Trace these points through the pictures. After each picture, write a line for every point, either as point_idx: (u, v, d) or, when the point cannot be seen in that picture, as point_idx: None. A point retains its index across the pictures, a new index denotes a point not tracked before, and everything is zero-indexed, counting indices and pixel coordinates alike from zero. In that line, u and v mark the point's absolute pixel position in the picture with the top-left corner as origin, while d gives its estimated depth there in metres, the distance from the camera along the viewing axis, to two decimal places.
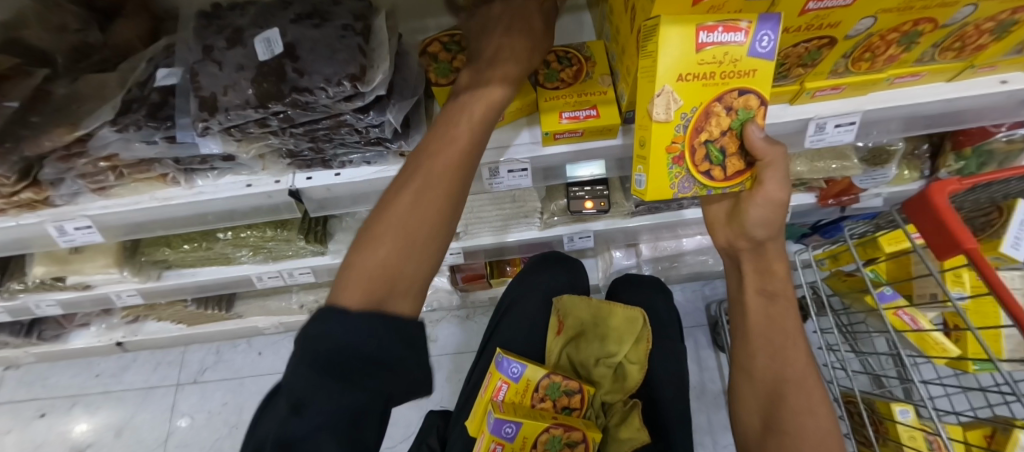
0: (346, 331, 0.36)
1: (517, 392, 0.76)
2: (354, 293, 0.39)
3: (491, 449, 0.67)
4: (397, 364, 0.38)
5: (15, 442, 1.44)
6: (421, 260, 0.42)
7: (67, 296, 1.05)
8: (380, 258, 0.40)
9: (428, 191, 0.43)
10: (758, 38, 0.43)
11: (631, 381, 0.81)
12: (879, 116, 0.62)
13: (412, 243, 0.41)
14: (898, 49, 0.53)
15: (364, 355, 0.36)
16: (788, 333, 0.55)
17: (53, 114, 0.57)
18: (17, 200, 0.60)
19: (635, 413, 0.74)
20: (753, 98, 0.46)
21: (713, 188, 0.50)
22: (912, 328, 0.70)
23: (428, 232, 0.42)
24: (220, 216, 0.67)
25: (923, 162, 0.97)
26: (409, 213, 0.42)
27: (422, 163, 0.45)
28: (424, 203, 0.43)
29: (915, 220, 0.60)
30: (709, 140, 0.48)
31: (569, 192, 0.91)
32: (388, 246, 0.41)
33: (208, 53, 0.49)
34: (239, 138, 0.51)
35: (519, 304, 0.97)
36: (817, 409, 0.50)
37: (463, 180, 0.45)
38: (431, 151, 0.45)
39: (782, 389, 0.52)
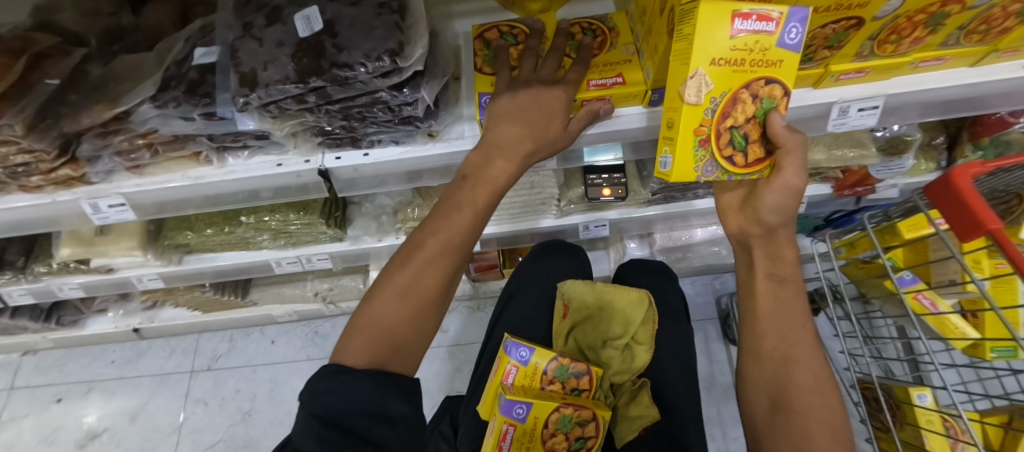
0: (344, 391, 0.40)
1: (526, 376, 0.76)
2: (358, 353, 0.45)
3: (504, 432, 0.66)
4: (391, 420, 0.40)
5: (33, 426, 1.47)
6: (424, 319, 0.49)
7: (88, 280, 1.07)
8: (386, 323, 0.48)
9: (431, 263, 0.50)
10: (787, 29, 0.44)
11: (638, 362, 0.83)
12: (902, 101, 0.63)
13: (415, 309, 0.49)
14: (925, 32, 0.53)
15: (360, 412, 0.39)
16: (797, 319, 0.53)
17: (90, 92, 0.58)
18: (55, 176, 0.62)
19: (644, 391, 0.77)
20: (779, 87, 0.47)
21: (734, 174, 0.51)
22: (932, 312, 0.71)
23: (428, 304, 0.50)
24: (249, 196, 0.68)
25: (940, 153, 0.97)
26: (414, 286, 0.49)
27: (427, 239, 0.51)
28: (428, 274, 0.50)
29: (939, 205, 0.60)
30: (735, 126, 0.49)
31: (587, 179, 0.91)
32: (394, 311, 0.48)
33: (248, 30, 0.51)
34: (275, 115, 0.53)
35: (528, 289, 0.98)
36: (824, 393, 0.48)
37: (464, 248, 0.53)
38: (436, 223, 0.52)
39: (789, 371, 0.50)
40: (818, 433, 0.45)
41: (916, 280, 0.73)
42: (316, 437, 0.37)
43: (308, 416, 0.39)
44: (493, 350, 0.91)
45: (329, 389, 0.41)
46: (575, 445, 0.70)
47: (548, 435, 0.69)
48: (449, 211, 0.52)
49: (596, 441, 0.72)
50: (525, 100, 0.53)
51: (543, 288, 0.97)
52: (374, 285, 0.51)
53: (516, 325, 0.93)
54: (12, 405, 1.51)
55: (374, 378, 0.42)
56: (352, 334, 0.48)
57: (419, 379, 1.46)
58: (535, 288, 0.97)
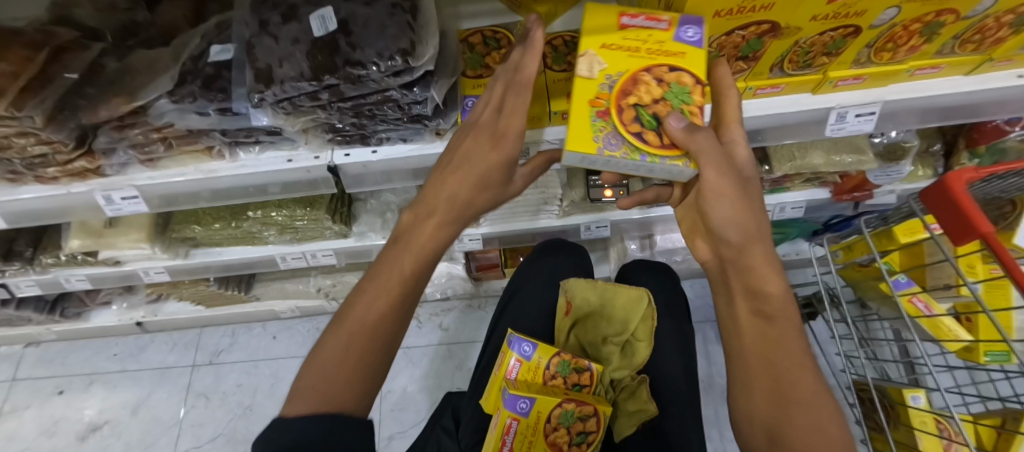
0: (300, 419, 0.36)
1: (529, 371, 0.77)
2: (308, 407, 0.35)
3: (507, 426, 0.68)
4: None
5: (34, 417, 1.48)
6: (388, 361, 0.40)
7: (95, 271, 1.08)
8: (345, 364, 0.38)
9: (400, 288, 0.41)
10: (684, 27, 0.48)
11: (638, 358, 0.84)
12: (899, 107, 0.64)
13: (378, 348, 0.39)
14: (920, 40, 0.55)
15: (316, 435, 0.36)
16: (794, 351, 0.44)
17: (106, 86, 0.60)
18: (71, 168, 0.64)
19: (643, 387, 0.79)
20: (685, 74, 0.48)
21: (645, 152, 0.45)
22: (926, 314, 0.71)
23: (386, 340, 0.40)
24: (258, 191, 0.69)
25: (937, 160, 0.99)
26: (387, 316, 0.40)
27: (393, 262, 0.42)
28: (396, 303, 0.40)
29: (933, 208, 0.62)
30: (640, 105, 0.47)
31: (589, 180, 0.93)
32: (355, 353, 0.38)
33: (264, 27, 0.52)
34: (289, 111, 0.54)
35: (529, 285, 0.99)
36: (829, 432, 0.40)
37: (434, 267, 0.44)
38: (406, 244, 0.43)
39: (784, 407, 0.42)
40: None
41: (910, 283, 0.74)
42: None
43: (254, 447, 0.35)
44: (496, 344, 0.92)
45: (283, 416, 0.37)
46: (577, 439, 0.71)
47: (549, 428, 0.70)
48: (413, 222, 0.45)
49: (598, 435, 0.72)
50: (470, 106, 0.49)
51: (543, 284, 0.98)
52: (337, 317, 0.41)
53: (517, 320, 0.94)
54: (13, 397, 1.52)
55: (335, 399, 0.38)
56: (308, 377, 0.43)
57: (419, 376, 1.47)
58: (535, 285, 0.98)
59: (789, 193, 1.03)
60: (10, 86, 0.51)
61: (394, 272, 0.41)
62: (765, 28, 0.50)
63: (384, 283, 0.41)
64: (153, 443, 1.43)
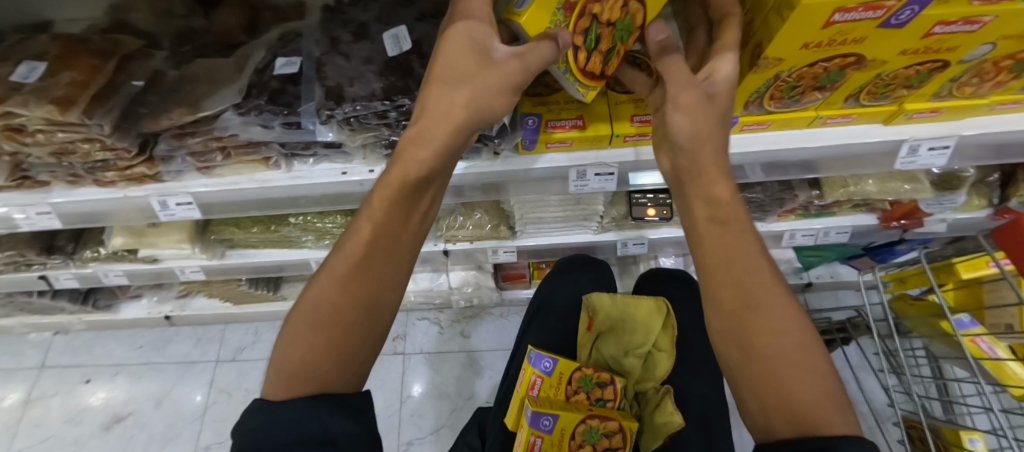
0: (278, 425, 0.36)
1: (552, 386, 0.76)
2: (274, 390, 0.38)
3: (532, 444, 0.65)
4: (334, 442, 0.37)
5: (61, 405, 1.50)
6: (343, 348, 0.38)
7: (132, 268, 1.09)
8: (293, 354, 0.37)
9: (346, 273, 0.39)
10: None
11: (660, 369, 0.80)
12: (974, 142, 0.62)
13: (327, 336, 0.38)
14: (1008, 77, 0.53)
15: (298, 443, 0.35)
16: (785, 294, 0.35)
17: (169, 94, 0.60)
18: (129, 173, 0.64)
19: (667, 398, 0.74)
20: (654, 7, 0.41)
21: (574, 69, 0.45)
22: (990, 356, 0.68)
23: (346, 335, 0.38)
24: (307, 202, 0.69)
25: (993, 190, 0.96)
26: (331, 301, 0.38)
27: (343, 249, 0.40)
28: (340, 289, 0.38)
29: (1010, 249, 0.59)
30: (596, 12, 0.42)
31: (631, 199, 0.91)
32: (302, 342, 0.38)
33: (335, 44, 0.55)
34: (354, 127, 0.53)
35: (553, 301, 0.97)
36: (828, 395, 0.31)
37: (396, 253, 0.41)
38: (356, 229, 0.40)
39: (780, 365, 0.33)
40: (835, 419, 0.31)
41: (974, 322, 0.72)
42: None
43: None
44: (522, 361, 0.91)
45: (258, 425, 0.36)
46: None
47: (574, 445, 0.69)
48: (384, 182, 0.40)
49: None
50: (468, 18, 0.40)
51: (568, 300, 0.96)
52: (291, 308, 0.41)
53: (542, 337, 0.93)
54: (41, 384, 1.54)
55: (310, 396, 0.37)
56: (272, 362, 0.39)
57: (440, 383, 1.47)
58: (560, 300, 0.97)
59: (835, 217, 1.00)
60: (82, 95, 0.52)
61: (339, 257, 0.40)
62: (850, 60, 0.49)
63: (329, 272, 0.39)
64: (175, 436, 1.45)
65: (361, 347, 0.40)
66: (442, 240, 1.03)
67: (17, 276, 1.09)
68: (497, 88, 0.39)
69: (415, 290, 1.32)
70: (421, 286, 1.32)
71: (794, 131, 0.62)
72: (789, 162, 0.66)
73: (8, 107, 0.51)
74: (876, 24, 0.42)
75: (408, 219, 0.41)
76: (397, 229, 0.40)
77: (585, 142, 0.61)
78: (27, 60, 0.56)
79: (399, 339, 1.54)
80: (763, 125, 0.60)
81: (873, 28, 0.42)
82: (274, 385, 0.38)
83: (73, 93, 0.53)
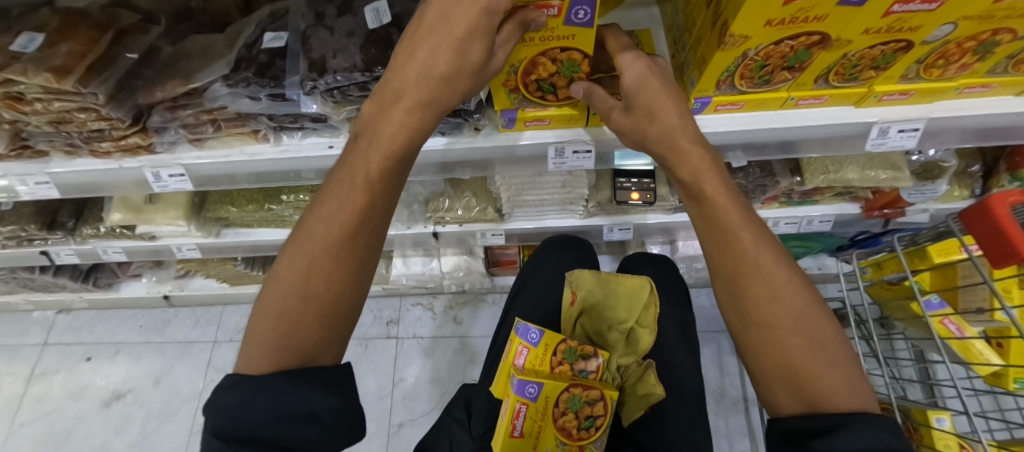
0: (258, 400, 0.38)
1: (538, 356, 0.76)
2: (256, 364, 0.40)
3: (517, 410, 0.66)
4: (316, 417, 0.40)
5: (63, 381, 1.54)
6: (326, 321, 0.41)
7: (130, 245, 1.12)
8: (274, 329, 0.40)
9: (325, 252, 0.41)
10: (573, 12, 0.42)
11: (643, 344, 0.82)
12: (944, 125, 0.63)
13: (309, 313, 0.41)
14: (973, 58, 0.54)
15: (276, 420, 0.38)
16: (790, 283, 0.39)
17: (163, 67, 0.62)
18: (124, 144, 0.66)
19: (650, 371, 0.77)
20: (575, 53, 0.49)
21: (551, 105, 0.60)
22: (957, 336, 0.71)
23: (328, 310, 0.41)
24: (295, 176, 0.71)
25: (975, 181, 0.97)
26: (312, 278, 0.41)
27: (320, 228, 0.41)
28: (318, 267, 0.41)
29: (975, 230, 0.61)
30: (540, 79, 0.54)
31: (616, 182, 0.93)
32: (281, 318, 0.40)
33: (321, 18, 0.57)
34: (337, 99, 0.56)
35: (539, 276, 0.98)
36: (834, 371, 0.37)
37: (371, 232, 0.43)
38: (330, 209, 0.42)
39: (784, 351, 0.38)
40: (838, 389, 0.36)
41: (943, 304, 0.73)
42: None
43: (213, 435, 0.37)
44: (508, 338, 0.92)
45: (237, 403, 0.38)
46: (585, 424, 0.71)
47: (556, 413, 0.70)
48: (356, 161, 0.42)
49: (606, 419, 0.71)
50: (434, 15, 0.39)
51: (555, 275, 0.97)
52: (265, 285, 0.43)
53: (527, 313, 0.93)
54: (44, 361, 1.58)
55: (290, 378, 0.39)
56: (250, 338, 0.41)
57: (431, 366, 1.49)
58: (546, 277, 0.97)
59: (818, 206, 1.02)
60: (78, 65, 0.55)
61: (314, 238, 0.41)
62: (815, 39, 0.50)
63: (307, 252, 0.41)
64: (173, 413, 1.48)
65: (345, 319, 0.43)
66: (431, 222, 1.06)
67: (19, 251, 1.12)
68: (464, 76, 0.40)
69: (408, 274, 1.35)
70: (413, 270, 1.35)
71: (767, 112, 0.64)
72: (764, 143, 0.67)
73: (7, 74, 0.53)
74: (836, 1, 0.43)
75: (382, 201, 0.43)
76: (373, 209, 0.42)
77: (562, 121, 0.63)
78: (26, 31, 0.58)
79: (393, 323, 1.57)
80: (737, 105, 0.62)
81: (833, 6, 0.44)
82: (256, 361, 0.40)
83: (70, 62, 0.55)
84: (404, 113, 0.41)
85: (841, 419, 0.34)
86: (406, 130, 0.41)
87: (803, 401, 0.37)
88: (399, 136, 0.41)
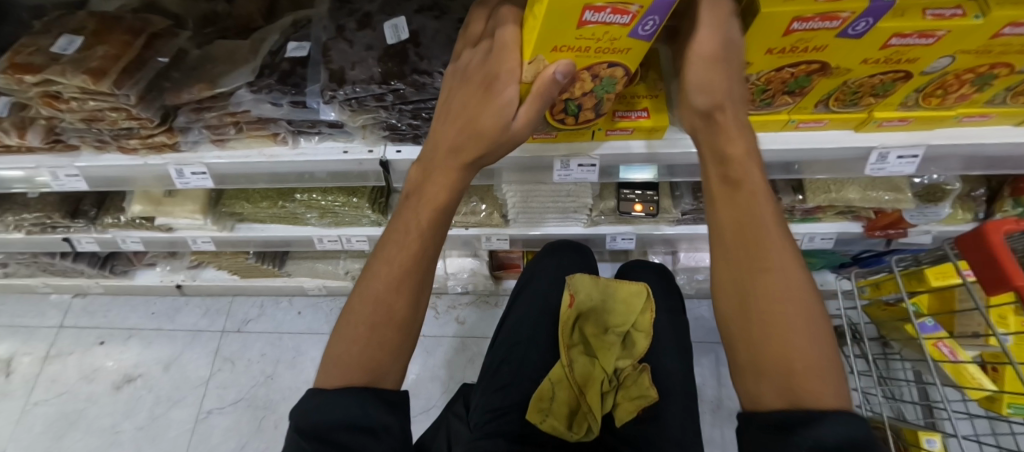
0: (330, 409, 0.36)
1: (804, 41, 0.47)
2: (331, 377, 0.40)
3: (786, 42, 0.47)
4: (376, 432, 0.36)
5: (75, 363, 1.59)
6: (392, 341, 0.41)
7: (147, 235, 1.15)
8: (355, 353, 0.40)
9: (394, 264, 0.43)
10: None
11: (638, 347, 0.88)
12: (942, 152, 0.65)
13: (379, 322, 0.41)
14: (971, 89, 0.56)
15: (342, 425, 0.35)
16: (811, 323, 0.35)
17: (189, 70, 0.66)
18: (151, 142, 0.70)
19: (645, 374, 0.82)
20: None
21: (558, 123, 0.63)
22: (949, 359, 0.73)
23: (394, 329, 0.41)
24: (310, 178, 0.73)
25: (978, 204, 0.98)
26: (395, 285, 0.42)
27: (388, 253, 0.43)
28: (394, 287, 0.42)
29: (970, 256, 0.62)
30: None
31: (620, 193, 0.96)
32: (359, 338, 0.40)
33: (341, 32, 0.61)
34: (354, 109, 0.60)
35: (536, 283, 0.99)
36: (822, 360, 0.34)
37: (433, 249, 0.45)
38: (406, 226, 0.44)
39: (785, 339, 0.34)
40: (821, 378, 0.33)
41: (937, 327, 0.77)
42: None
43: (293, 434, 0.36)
44: (510, 341, 0.91)
45: (318, 404, 0.37)
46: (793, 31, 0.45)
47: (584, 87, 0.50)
48: (435, 143, 0.46)
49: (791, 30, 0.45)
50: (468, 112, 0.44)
51: (553, 280, 0.98)
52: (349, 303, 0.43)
53: (522, 322, 0.93)
54: (59, 342, 1.63)
55: (352, 392, 0.37)
56: (332, 354, 0.41)
57: (432, 365, 1.48)
58: (544, 282, 0.98)
59: (819, 223, 1.03)
60: (112, 67, 0.58)
61: (396, 253, 0.43)
62: (815, 67, 0.52)
63: (387, 265, 0.43)
64: (181, 399, 1.52)
65: (402, 350, 0.42)
66: None
67: (43, 237, 1.16)
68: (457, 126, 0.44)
69: None
70: None
71: (768, 134, 0.66)
72: (769, 164, 0.69)
73: (48, 74, 0.57)
74: (835, 34, 0.45)
75: (440, 219, 0.45)
76: (431, 235, 0.44)
77: (568, 135, 0.66)
78: (66, 33, 0.62)
79: None
80: None
81: (832, 37, 0.46)
82: (334, 376, 0.39)
83: (105, 64, 0.59)
84: (458, 128, 0.44)
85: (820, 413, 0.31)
86: (469, 130, 0.44)
87: (790, 397, 0.33)
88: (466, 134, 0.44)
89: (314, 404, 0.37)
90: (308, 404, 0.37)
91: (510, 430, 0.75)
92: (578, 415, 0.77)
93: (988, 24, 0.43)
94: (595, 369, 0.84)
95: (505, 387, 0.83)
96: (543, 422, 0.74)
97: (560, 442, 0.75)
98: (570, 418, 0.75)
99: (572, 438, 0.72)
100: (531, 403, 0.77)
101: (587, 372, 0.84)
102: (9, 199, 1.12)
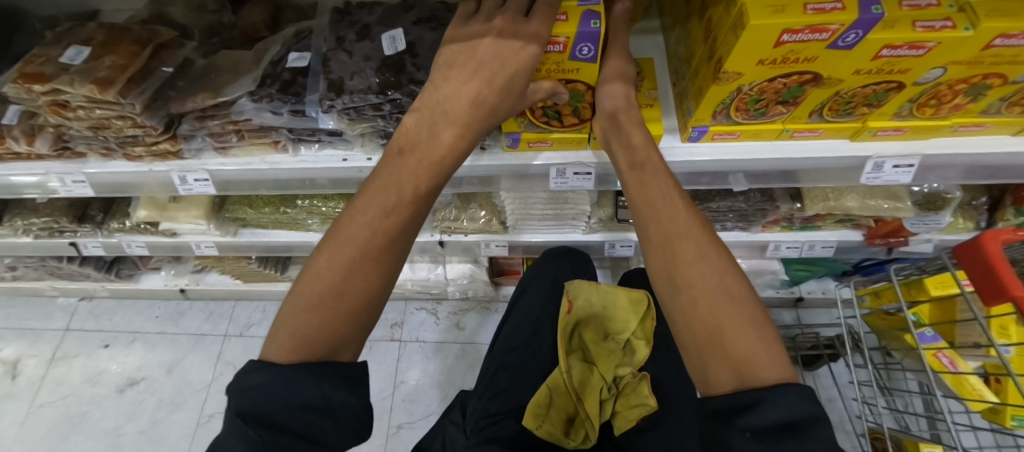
0: (277, 390, 0.37)
1: (810, 52, 0.47)
2: (281, 351, 0.39)
3: (790, 53, 0.47)
4: (331, 411, 0.39)
5: (80, 366, 1.60)
6: (352, 317, 0.41)
7: (152, 240, 1.17)
8: (313, 325, 0.40)
9: (372, 230, 0.42)
10: (578, 48, 0.49)
11: (638, 355, 0.87)
12: (939, 161, 0.65)
13: (343, 293, 0.41)
14: (966, 100, 0.56)
15: (297, 408, 0.36)
16: (732, 292, 0.39)
17: (194, 79, 0.68)
18: (155, 149, 0.71)
19: (646, 383, 0.79)
20: (579, 84, 0.56)
21: (555, 133, 0.65)
22: (951, 370, 0.73)
23: (355, 300, 0.41)
24: (311, 184, 0.74)
25: (980, 213, 0.97)
26: (366, 248, 0.42)
27: (359, 218, 0.42)
28: (365, 255, 0.41)
29: (968, 266, 0.62)
30: (546, 107, 0.59)
31: (620, 201, 0.99)
32: (320, 310, 0.40)
33: (341, 43, 0.63)
34: (352, 117, 0.61)
35: (535, 287, 0.99)
36: (752, 330, 0.37)
37: (418, 216, 0.45)
38: (389, 185, 0.43)
39: (715, 313, 0.38)
40: (752, 343, 0.36)
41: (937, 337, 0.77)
42: (243, 438, 0.34)
43: (235, 414, 0.36)
44: (509, 346, 0.91)
45: (264, 386, 0.37)
46: (797, 46, 0.46)
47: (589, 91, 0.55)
48: (448, 97, 0.46)
49: (795, 45, 0.46)
50: (489, 64, 0.46)
51: (551, 285, 0.98)
52: (307, 265, 0.43)
53: (522, 326, 0.94)
54: (65, 345, 1.65)
55: (312, 372, 0.38)
56: (282, 324, 0.40)
57: (432, 371, 1.49)
58: (543, 286, 0.98)
59: (820, 231, 1.03)
60: (119, 77, 0.60)
61: (368, 217, 0.42)
62: (807, 78, 0.52)
63: (359, 228, 0.42)
64: (183, 402, 1.53)
65: (361, 328, 0.43)
66: (438, 231, 1.09)
67: (51, 241, 1.18)
68: (480, 75, 0.46)
69: (414, 279, 1.40)
70: (419, 276, 1.39)
71: (764, 143, 0.66)
72: (766, 171, 0.70)
73: (56, 83, 0.59)
74: (826, 45, 0.46)
75: (434, 188, 0.46)
76: (416, 204, 0.44)
77: (564, 143, 0.67)
78: (75, 44, 0.64)
79: (397, 326, 1.57)
80: (733, 135, 0.64)
81: (823, 48, 0.46)
82: (280, 347, 0.39)
83: (112, 74, 0.60)
84: (480, 84, 0.46)
85: (762, 393, 0.33)
86: (496, 87, 0.46)
87: (739, 380, 0.35)
88: (491, 93, 0.46)
89: (259, 385, 0.37)
90: (253, 384, 0.37)
91: (504, 436, 0.73)
92: (575, 422, 0.77)
93: (978, 36, 0.44)
94: (594, 376, 0.83)
95: (501, 393, 0.83)
96: (540, 429, 0.72)
97: (557, 449, 0.74)
98: (567, 424, 0.76)
99: (569, 444, 0.72)
100: (529, 408, 0.74)
101: (585, 378, 0.82)
102: (19, 203, 1.15)
